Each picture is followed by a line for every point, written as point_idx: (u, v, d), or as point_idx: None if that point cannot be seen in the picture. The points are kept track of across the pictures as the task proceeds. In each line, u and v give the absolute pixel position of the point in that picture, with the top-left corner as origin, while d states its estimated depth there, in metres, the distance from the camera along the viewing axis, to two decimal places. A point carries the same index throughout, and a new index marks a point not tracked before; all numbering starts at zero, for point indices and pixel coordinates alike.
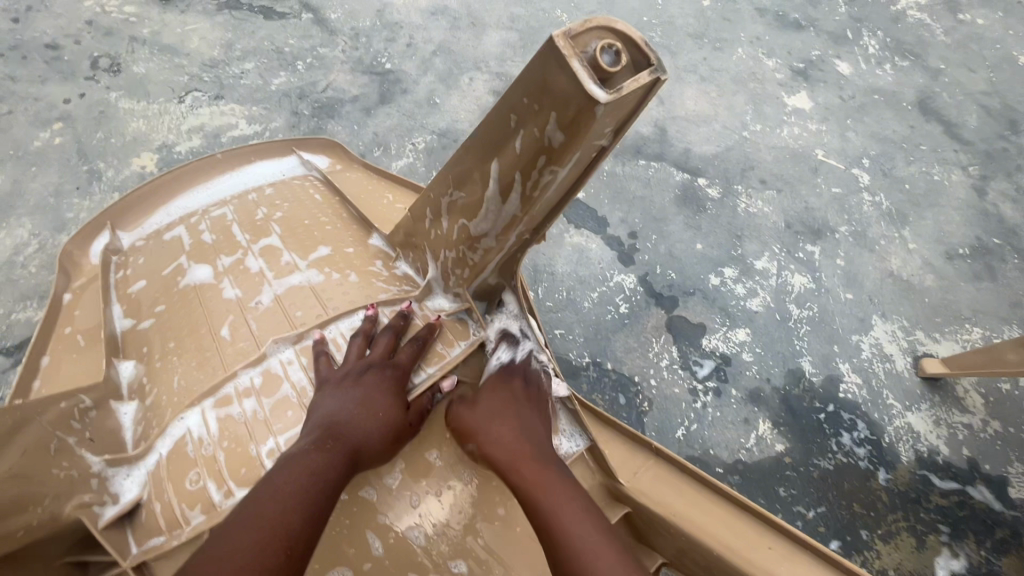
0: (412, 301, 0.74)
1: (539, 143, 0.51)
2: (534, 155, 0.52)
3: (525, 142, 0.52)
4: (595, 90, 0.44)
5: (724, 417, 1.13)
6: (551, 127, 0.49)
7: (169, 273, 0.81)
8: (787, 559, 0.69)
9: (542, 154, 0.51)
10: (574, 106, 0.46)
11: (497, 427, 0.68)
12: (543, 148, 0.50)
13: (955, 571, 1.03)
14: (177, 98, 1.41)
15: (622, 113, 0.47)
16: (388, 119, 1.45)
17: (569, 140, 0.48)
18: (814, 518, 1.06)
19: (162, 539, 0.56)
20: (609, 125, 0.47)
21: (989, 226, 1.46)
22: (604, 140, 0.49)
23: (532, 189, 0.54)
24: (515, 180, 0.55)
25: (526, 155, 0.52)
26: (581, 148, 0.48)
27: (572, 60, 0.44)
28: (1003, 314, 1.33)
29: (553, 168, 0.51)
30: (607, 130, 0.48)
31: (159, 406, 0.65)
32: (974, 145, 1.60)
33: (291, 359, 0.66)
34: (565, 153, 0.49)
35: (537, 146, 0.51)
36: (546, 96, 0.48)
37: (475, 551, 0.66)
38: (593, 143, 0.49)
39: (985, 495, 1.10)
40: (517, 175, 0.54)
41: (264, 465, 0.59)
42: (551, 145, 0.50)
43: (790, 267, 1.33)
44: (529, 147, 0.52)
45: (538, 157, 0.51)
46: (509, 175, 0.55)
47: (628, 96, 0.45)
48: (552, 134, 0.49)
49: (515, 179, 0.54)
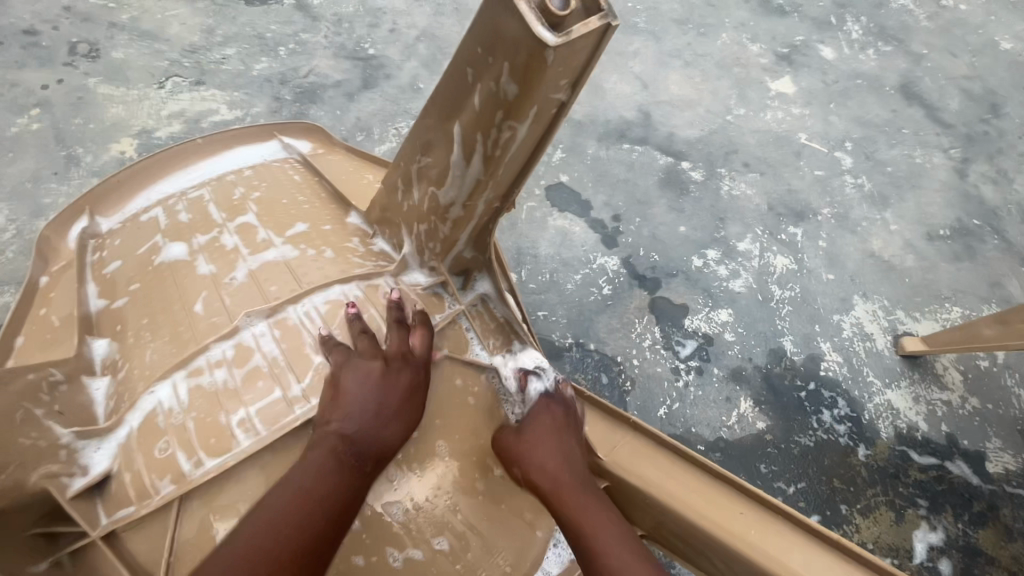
0: (387, 275, 0.72)
1: (496, 98, 0.51)
2: (492, 112, 0.52)
3: (483, 98, 0.52)
4: (544, 33, 0.44)
5: (706, 396, 1.14)
6: (504, 79, 0.49)
7: (145, 252, 0.81)
8: (760, 526, 0.69)
9: (500, 110, 0.52)
10: (524, 51, 0.46)
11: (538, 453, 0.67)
12: (500, 102, 0.51)
13: (932, 543, 1.05)
14: (157, 84, 1.39)
15: (576, 64, 0.48)
16: (371, 104, 1.44)
17: (525, 92, 0.49)
18: (794, 493, 1.07)
19: (132, 509, 0.56)
20: (564, 77, 0.48)
21: (969, 208, 1.48)
22: (561, 93, 0.49)
23: (493, 149, 0.55)
24: (476, 141, 0.55)
25: (484, 111, 0.53)
26: (537, 100, 0.49)
27: (520, 3, 0.45)
28: (982, 294, 1.35)
29: (510, 124, 0.52)
30: (562, 82, 0.48)
31: (130, 381, 0.64)
32: (955, 128, 1.61)
33: (263, 331, 0.65)
34: (521, 107, 0.50)
35: (495, 101, 0.52)
36: (498, 46, 0.48)
37: (455, 526, 0.67)
38: (548, 97, 0.49)
39: (963, 469, 1.12)
40: (478, 135, 0.55)
41: (234, 435, 0.58)
42: (506, 99, 0.51)
43: (773, 248, 1.34)
44: (487, 102, 0.52)
45: (497, 113, 0.52)
46: (471, 135, 0.56)
47: (579, 43, 0.45)
48: (507, 87, 0.50)
49: (477, 140, 0.55)
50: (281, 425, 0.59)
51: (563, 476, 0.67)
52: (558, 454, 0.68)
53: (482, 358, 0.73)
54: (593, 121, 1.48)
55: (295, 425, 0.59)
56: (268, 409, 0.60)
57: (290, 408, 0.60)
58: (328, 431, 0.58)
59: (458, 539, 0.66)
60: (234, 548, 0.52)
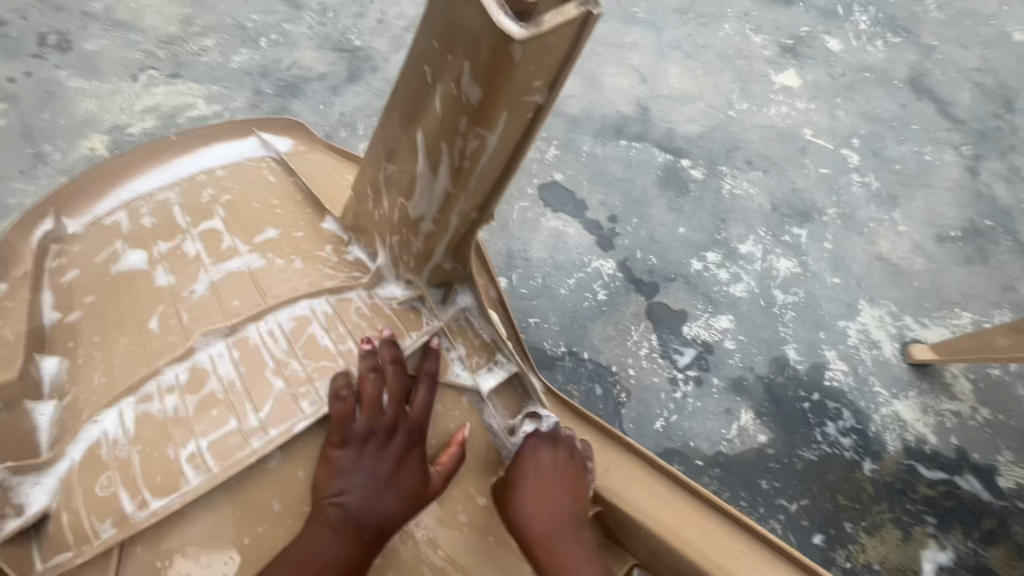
0: (360, 289, 0.66)
1: (459, 103, 0.46)
2: (457, 118, 0.47)
3: (446, 102, 0.47)
4: (508, 24, 0.38)
5: (706, 408, 1.09)
6: (467, 81, 0.44)
7: (102, 260, 0.75)
8: (761, 566, 0.64)
9: (464, 115, 0.46)
10: (486, 48, 0.40)
11: (525, 494, 0.65)
12: (464, 108, 0.45)
13: (941, 564, 1.00)
14: (131, 77, 1.33)
15: (551, 62, 0.41)
16: (357, 98, 1.38)
17: (489, 97, 0.43)
18: (796, 511, 1.02)
19: (69, 554, 0.51)
20: (538, 77, 0.42)
21: (980, 207, 1.42)
22: (536, 95, 0.43)
23: (460, 159, 0.49)
24: (442, 150, 0.50)
25: (448, 117, 0.47)
26: (506, 105, 0.43)
27: None
28: (994, 298, 1.29)
29: (478, 132, 0.46)
30: (536, 83, 0.42)
31: (77, 407, 0.60)
32: (966, 123, 1.55)
33: (221, 353, 0.59)
34: (488, 112, 0.44)
35: (458, 107, 0.46)
36: (457, 43, 0.43)
37: (437, 565, 0.61)
38: (521, 100, 0.43)
39: (974, 485, 1.07)
40: (444, 142, 0.49)
41: (183, 472, 0.53)
42: (470, 103, 0.45)
43: (776, 251, 1.28)
44: (449, 107, 0.47)
45: (460, 119, 0.46)
46: (436, 142, 0.50)
47: (552, 36, 0.39)
48: (469, 90, 0.44)
49: (443, 149, 0.50)
50: (235, 460, 0.54)
51: (549, 525, 0.65)
52: (543, 500, 0.66)
53: (462, 379, 0.67)
54: (589, 116, 1.41)
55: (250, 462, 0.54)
56: (221, 442, 0.54)
57: (246, 442, 0.54)
58: (323, 502, 0.56)
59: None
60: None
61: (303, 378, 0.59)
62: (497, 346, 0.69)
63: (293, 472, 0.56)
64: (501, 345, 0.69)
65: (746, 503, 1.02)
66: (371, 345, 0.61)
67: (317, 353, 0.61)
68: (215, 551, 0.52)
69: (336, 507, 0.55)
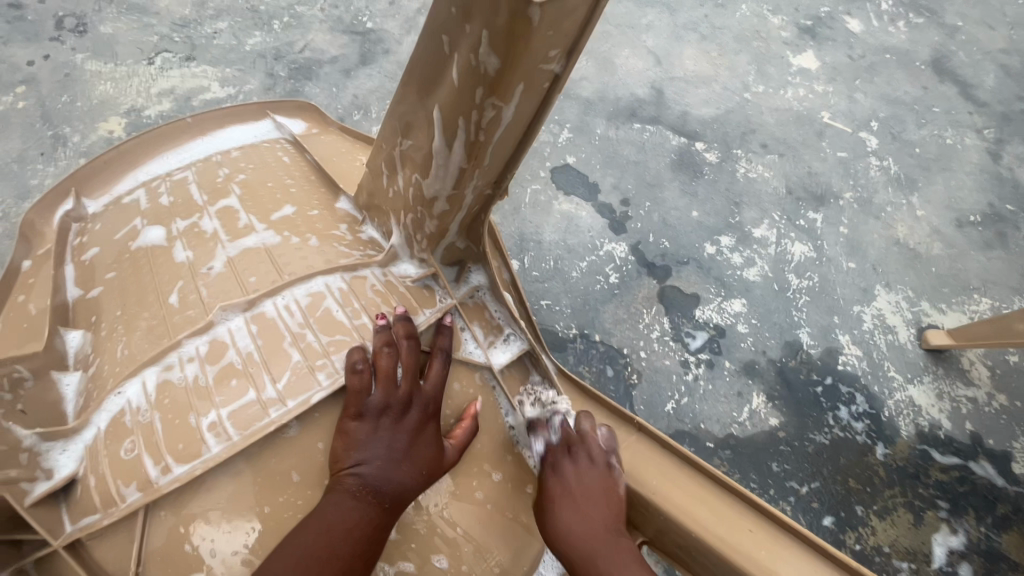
0: (375, 267, 0.67)
1: (475, 73, 0.46)
2: (472, 89, 0.47)
3: (461, 72, 0.47)
4: None
5: (717, 390, 1.09)
6: (483, 50, 0.44)
7: (122, 236, 0.76)
8: (772, 546, 0.62)
9: (480, 86, 0.46)
10: (505, 11, 0.40)
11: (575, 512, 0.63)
12: (480, 78, 0.45)
13: (953, 548, 1.00)
14: (146, 60, 1.34)
15: (569, 29, 0.41)
16: (369, 81, 1.38)
17: (505, 65, 0.43)
18: (807, 493, 1.02)
19: (96, 517, 0.53)
20: (554, 47, 0.42)
21: (1003, 192, 1.39)
22: (553, 64, 0.43)
23: (476, 132, 0.49)
24: (457, 124, 0.50)
25: (463, 88, 0.47)
26: (523, 73, 0.43)
27: None
28: (1014, 284, 1.27)
29: (494, 102, 0.46)
30: (553, 52, 0.42)
31: (102, 377, 0.61)
32: (990, 106, 1.51)
33: (240, 326, 0.60)
34: (505, 82, 0.44)
35: (474, 77, 0.46)
36: (473, 10, 0.43)
37: (455, 540, 0.63)
38: (538, 69, 0.43)
39: (988, 470, 1.06)
40: (460, 115, 0.49)
41: (205, 440, 0.54)
42: (487, 73, 0.45)
43: (791, 235, 1.27)
44: (465, 77, 0.47)
45: (476, 90, 0.46)
46: (452, 116, 0.50)
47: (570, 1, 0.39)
48: (486, 60, 0.44)
49: (458, 122, 0.50)
50: (255, 429, 0.55)
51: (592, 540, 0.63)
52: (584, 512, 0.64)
53: (475, 356, 0.69)
54: (603, 99, 1.40)
55: (270, 431, 0.55)
56: (242, 412, 0.56)
57: (265, 412, 0.56)
58: (343, 472, 0.56)
59: (450, 548, 0.62)
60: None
61: (320, 351, 0.60)
62: (507, 334, 0.71)
63: (312, 443, 0.58)
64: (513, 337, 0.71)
65: (756, 485, 1.02)
66: (386, 320, 0.62)
67: (332, 327, 0.62)
68: (237, 517, 0.54)
69: (355, 477, 0.56)
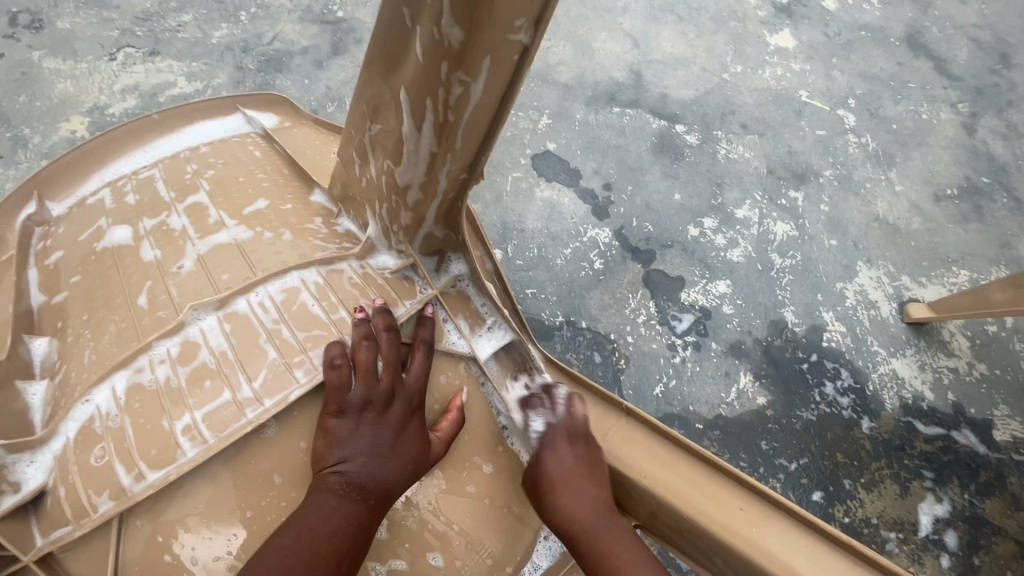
0: (352, 260, 0.65)
1: (440, 47, 0.44)
2: (438, 64, 0.45)
3: (426, 47, 0.45)
4: None
5: (704, 372, 1.09)
6: (447, 23, 0.42)
7: (86, 238, 0.73)
8: (761, 521, 0.61)
9: (446, 60, 0.45)
10: None
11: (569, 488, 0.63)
12: (445, 53, 0.44)
13: (938, 516, 1.02)
14: (108, 56, 1.29)
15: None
16: (342, 71, 1.34)
17: (470, 38, 0.42)
18: (796, 470, 1.03)
19: (68, 529, 0.50)
20: (520, 15, 0.40)
21: (978, 164, 1.40)
22: (521, 35, 0.41)
23: (445, 112, 0.48)
24: (426, 106, 0.48)
25: (430, 64, 0.46)
26: (489, 46, 0.42)
27: None
28: (991, 256, 1.28)
29: (461, 78, 0.45)
30: (519, 22, 0.40)
31: (69, 385, 0.59)
32: (963, 80, 1.52)
33: (212, 326, 0.58)
34: (471, 56, 0.43)
35: (439, 52, 0.44)
36: None
37: (445, 534, 0.62)
38: (505, 40, 0.41)
39: (970, 438, 1.08)
40: (427, 94, 0.48)
41: (179, 444, 0.52)
42: (452, 47, 0.43)
43: (772, 214, 1.27)
44: (430, 53, 0.45)
45: (442, 65, 0.45)
46: (420, 96, 0.48)
47: None
48: (450, 32, 0.43)
49: (427, 103, 0.48)
50: (231, 431, 0.53)
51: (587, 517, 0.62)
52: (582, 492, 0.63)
53: (459, 347, 0.68)
54: (581, 83, 1.39)
55: (247, 432, 0.53)
56: (216, 414, 0.54)
57: (241, 413, 0.54)
58: (326, 471, 0.54)
59: (441, 543, 0.61)
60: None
61: (296, 348, 0.58)
62: (490, 322, 0.69)
63: (294, 442, 0.56)
64: (493, 326, 0.69)
65: (745, 464, 1.03)
66: (365, 313, 0.61)
67: (309, 323, 0.60)
68: (218, 523, 0.52)
69: (338, 475, 0.54)
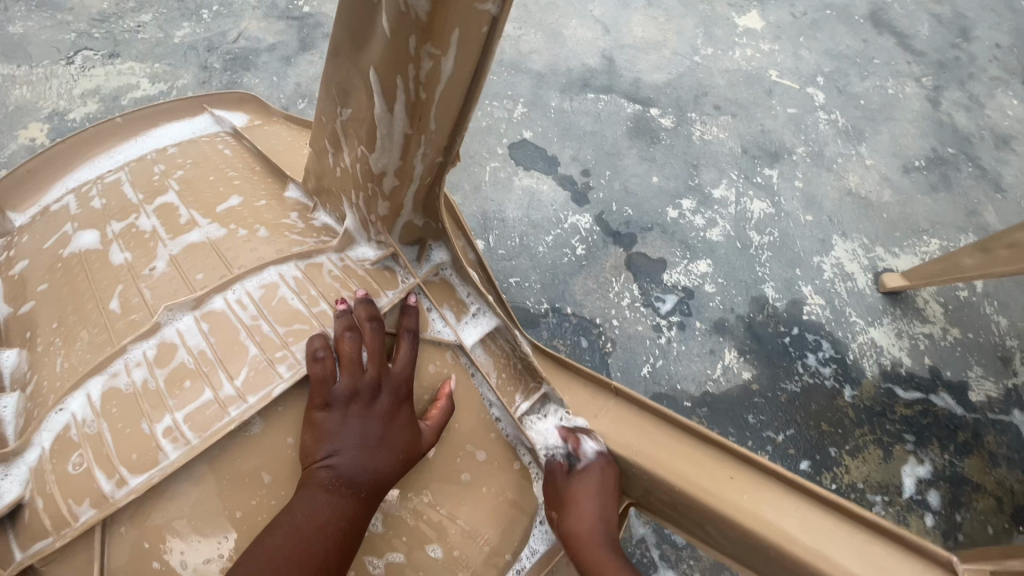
0: (331, 253, 0.64)
1: (407, 19, 0.43)
2: (406, 38, 0.44)
3: (392, 21, 0.44)
4: None
5: (690, 350, 1.10)
6: None
7: (52, 245, 0.71)
8: (754, 490, 0.61)
9: (413, 33, 0.44)
10: None
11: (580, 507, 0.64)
12: (412, 25, 0.43)
13: (921, 477, 1.04)
14: (65, 60, 1.24)
15: None
16: (311, 67, 1.32)
17: (437, 8, 0.41)
18: (783, 441, 1.05)
19: (47, 541, 0.49)
20: None
21: (944, 136, 1.44)
22: (489, 5, 0.41)
23: (417, 89, 0.47)
24: (397, 84, 0.48)
25: (397, 39, 0.45)
26: (457, 17, 0.41)
27: None
28: (960, 224, 1.32)
29: (430, 51, 0.44)
30: None
31: (42, 395, 0.57)
32: (926, 55, 1.56)
33: (189, 326, 0.57)
34: (439, 29, 0.42)
35: (405, 24, 0.43)
36: None
37: (440, 524, 0.62)
38: (473, 11, 0.41)
39: (948, 401, 1.11)
40: (397, 71, 0.47)
41: (161, 447, 0.51)
42: (418, 18, 0.42)
43: (748, 193, 1.29)
44: (397, 27, 0.44)
45: (410, 39, 0.44)
46: (390, 75, 0.47)
47: None
48: (416, 3, 0.41)
49: (397, 81, 0.47)
50: (214, 430, 0.52)
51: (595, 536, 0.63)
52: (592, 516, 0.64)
53: (445, 335, 0.67)
54: (554, 71, 1.38)
55: (230, 430, 0.52)
56: (198, 414, 0.52)
57: (224, 411, 0.52)
58: (315, 466, 0.54)
59: (437, 533, 0.61)
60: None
61: (278, 343, 0.57)
62: (475, 310, 0.69)
63: (280, 438, 0.55)
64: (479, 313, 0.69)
65: (734, 439, 1.04)
66: (346, 304, 0.60)
67: (290, 317, 0.59)
68: (207, 528, 0.51)
69: (327, 470, 0.53)
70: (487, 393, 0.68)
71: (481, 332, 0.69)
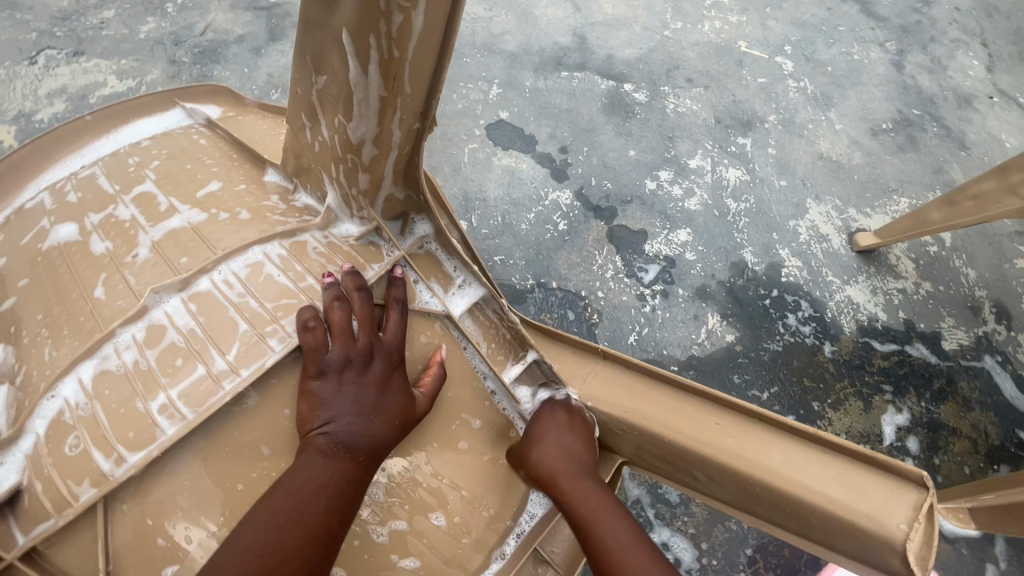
0: (315, 231, 0.65)
1: None
2: None
3: None
4: None
5: (674, 317, 1.13)
6: None
7: (30, 240, 0.70)
8: (738, 433, 0.64)
9: None
10: None
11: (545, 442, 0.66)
12: None
13: (900, 425, 1.09)
14: (27, 60, 1.21)
15: None
16: (282, 57, 1.30)
17: None
18: (768, 399, 1.08)
19: (48, 523, 0.49)
20: None
21: (909, 98, 1.48)
22: None
23: (389, 48, 0.48)
24: (369, 44, 0.49)
25: None
26: None
27: None
28: (927, 182, 1.36)
29: (400, 5, 0.45)
30: None
31: (31, 385, 0.57)
32: (888, 20, 1.60)
33: (177, 308, 0.57)
34: None
35: None
36: None
37: (440, 490, 0.64)
38: None
39: (922, 351, 1.16)
40: (368, 30, 0.48)
41: (157, 424, 0.51)
42: None
43: (723, 162, 1.31)
44: None
45: None
46: (363, 36, 0.49)
47: None
48: None
49: (370, 42, 0.49)
50: (210, 405, 0.52)
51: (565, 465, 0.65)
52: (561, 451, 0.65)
53: (433, 306, 0.68)
54: (527, 50, 1.39)
55: (226, 403, 0.52)
56: (193, 390, 0.53)
57: (218, 386, 0.53)
58: (312, 433, 0.55)
59: (438, 500, 0.63)
60: (232, 557, 0.47)
61: (267, 318, 0.57)
62: (461, 282, 0.69)
63: (276, 412, 0.56)
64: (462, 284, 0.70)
65: None
66: (334, 277, 0.60)
67: (277, 293, 0.59)
68: (212, 506, 0.52)
69: (324, 436, 0.55)
70: (478, 362, 0.69)
71: (468, 305, 0.70)
